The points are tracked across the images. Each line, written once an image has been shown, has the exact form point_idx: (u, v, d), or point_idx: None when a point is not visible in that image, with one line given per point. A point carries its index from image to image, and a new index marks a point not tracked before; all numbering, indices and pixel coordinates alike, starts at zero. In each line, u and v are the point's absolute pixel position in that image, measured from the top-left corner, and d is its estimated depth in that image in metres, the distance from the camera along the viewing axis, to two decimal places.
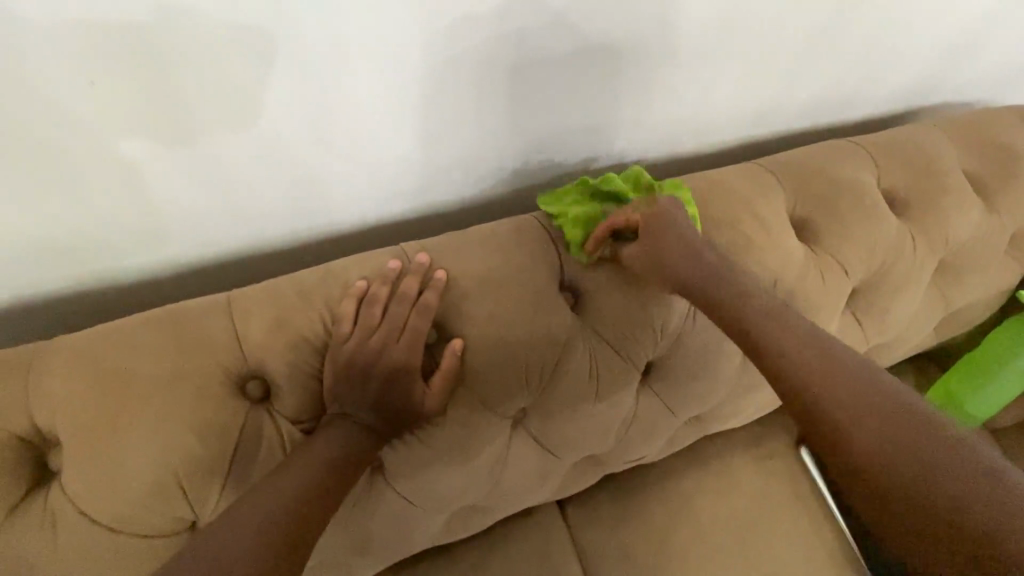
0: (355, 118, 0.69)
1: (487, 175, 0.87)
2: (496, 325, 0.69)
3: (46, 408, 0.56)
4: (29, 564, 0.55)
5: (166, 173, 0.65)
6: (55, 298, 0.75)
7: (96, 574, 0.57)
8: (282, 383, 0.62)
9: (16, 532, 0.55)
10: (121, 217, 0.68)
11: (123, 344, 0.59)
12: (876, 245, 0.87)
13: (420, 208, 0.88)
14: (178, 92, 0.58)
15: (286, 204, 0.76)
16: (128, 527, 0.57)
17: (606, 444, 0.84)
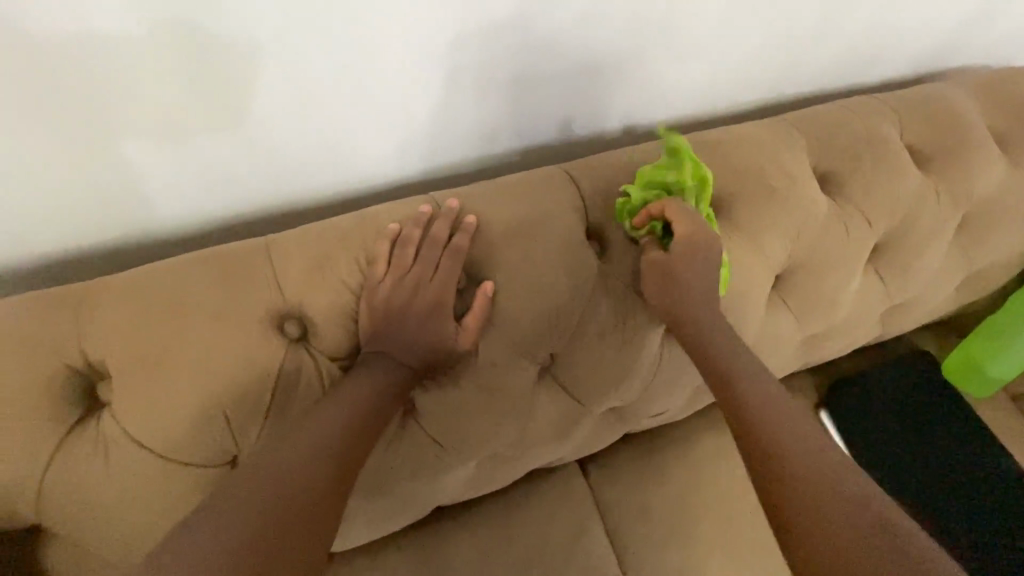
0: (357, 104, 0.71)
1: (497, 137, 0.86)
2: (526, 270, 0.70)
3: (97, 340, 0.58)
4: (85, 487, 0.58)
5: (141, 150, 0.65)
6: (71, 260, 0.75)
7: (150, 496, 0.60)
8: (320, 322, 0.64)
9: (71, 456, 0.57)
10: (127, 202, 0.71)
11: (168, 281, 0.60)
12: (899, 198, 0.87)
13: (431, 171, 0.87)
14: (178, 89, 0.60)
15: (270, 182, 0.76)
16: (177, 455, 0.60)
17: (631, 396, 0.85)
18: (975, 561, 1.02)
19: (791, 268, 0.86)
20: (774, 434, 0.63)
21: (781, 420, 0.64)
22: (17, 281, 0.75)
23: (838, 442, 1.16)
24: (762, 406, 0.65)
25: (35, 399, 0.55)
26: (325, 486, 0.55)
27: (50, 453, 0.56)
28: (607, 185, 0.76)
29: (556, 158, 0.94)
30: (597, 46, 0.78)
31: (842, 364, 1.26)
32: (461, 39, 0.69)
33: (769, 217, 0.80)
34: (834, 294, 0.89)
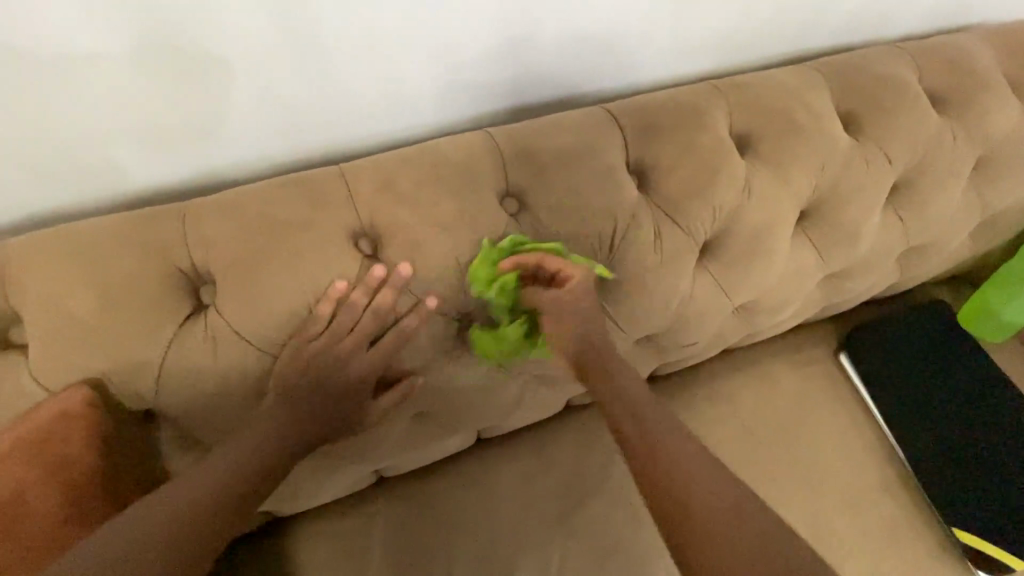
0: (370, 79, 0.78)
1: (520, 86, 0.88)
2: (572, 195, 0.77)
3: (202, 244, 0.65)
4: (195, 372, 0.65)
5: (145, 138, 0.74)
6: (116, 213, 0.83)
7: (249, 384, 0.68)
8: (388, 238, 0.71)
9: (185, 344, 0.64)
10: (129, 185, 0.79)
11: (262, 197, 0.68)
12: (917, 137, 0.92)
13: (456, 122, 0.91)
14: (153, 89, 0.68)
15: (271, 160, 0.84)
16: (273, 348, 0.68)
17: (665, 322, 0.90)
18: (987, 491, 1.08)
19: (814, 204, 0.91)
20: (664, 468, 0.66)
21: (670, 448, 0.67)
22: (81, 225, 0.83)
23: (859, 386, 1.21)
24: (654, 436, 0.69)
25: (153, 296, 0.63)
26: (295, 452, 0.69)
27: (168, 339, 0.64)
28: (645, 122, 0.82)
29: (582, 103, 0.96)
30: (632, 3, 0.83)
31: (859, 313, 1.31)
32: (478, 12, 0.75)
33: (795, 152, 0.86)
34: (855, 229, 0.94)
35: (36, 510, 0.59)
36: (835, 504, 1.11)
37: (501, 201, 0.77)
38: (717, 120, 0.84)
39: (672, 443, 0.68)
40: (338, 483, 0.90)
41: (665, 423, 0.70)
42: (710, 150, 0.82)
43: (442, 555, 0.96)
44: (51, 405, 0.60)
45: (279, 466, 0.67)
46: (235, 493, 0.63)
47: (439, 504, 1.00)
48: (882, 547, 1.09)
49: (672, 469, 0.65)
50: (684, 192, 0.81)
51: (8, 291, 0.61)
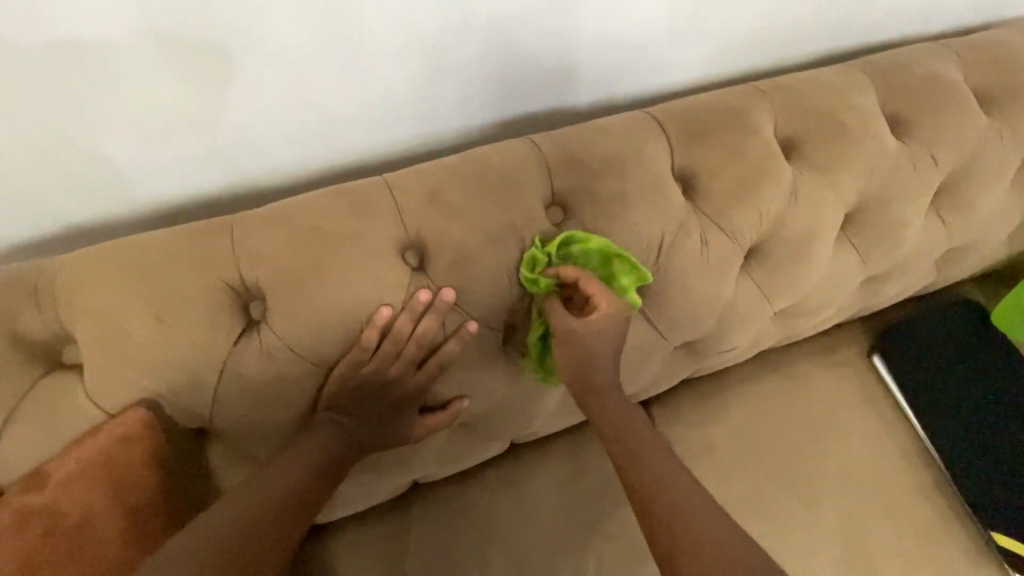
0: (407, 79, 0.77)
1: (557, 89, 0.87)
2: (619, 202, 0.75)
3: (251, 259, 0.64)
4: (248, 387, 0.65)
5: (164, 142, 0.72)
6: (141, 220, 0.80)
7: (299, 397, 0.68)
8: (435, 249, 0.69)
9: (238, 360, 0.64)
10: (151, 191, 0.77)
11: (309, 211, 0.67)
12: (965, 137, 0.90)
13: (490, 124, 0.89)
14: (163, 87, 0.66)
15: (300, 163, 0.82)
16: (325, 363, 0.67)
17: (707, 328, 0.88)
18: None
19: (858, 207, 0.90)
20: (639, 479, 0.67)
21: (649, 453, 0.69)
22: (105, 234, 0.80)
23: (894, 389, 1.20)
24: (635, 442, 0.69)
25: (205, 312, 0.62)
26: (334, 472, 0.68)
27: (223, 356, 0.63)
28: (690, 126, 0.80)
29: (618, 106, 0.95)
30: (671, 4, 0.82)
31: (892, 313, 1.30)
32: (516, 11, 0.75)
33: (841, 154, 0.84)
34: (898, 230, 0.93)
35: (101, 539, 0.57)
36: (876, 507, 1.08)
37: (546, 209, 0.75)
38: (762, 123, 0.82)
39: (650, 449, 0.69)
40: (376, 495, 0.88)
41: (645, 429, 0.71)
42: (756, 154, 0.80)
43: (478, 563, 0.92)
44: (111, 428, 0.59)
45: (318, 487, 0.66)
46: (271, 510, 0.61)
47: (473, 512, 0.97)
48: (924, 552, 1.06)
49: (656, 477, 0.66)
50: (730, 197, 0.80)
51: (59, 307, 0.61)
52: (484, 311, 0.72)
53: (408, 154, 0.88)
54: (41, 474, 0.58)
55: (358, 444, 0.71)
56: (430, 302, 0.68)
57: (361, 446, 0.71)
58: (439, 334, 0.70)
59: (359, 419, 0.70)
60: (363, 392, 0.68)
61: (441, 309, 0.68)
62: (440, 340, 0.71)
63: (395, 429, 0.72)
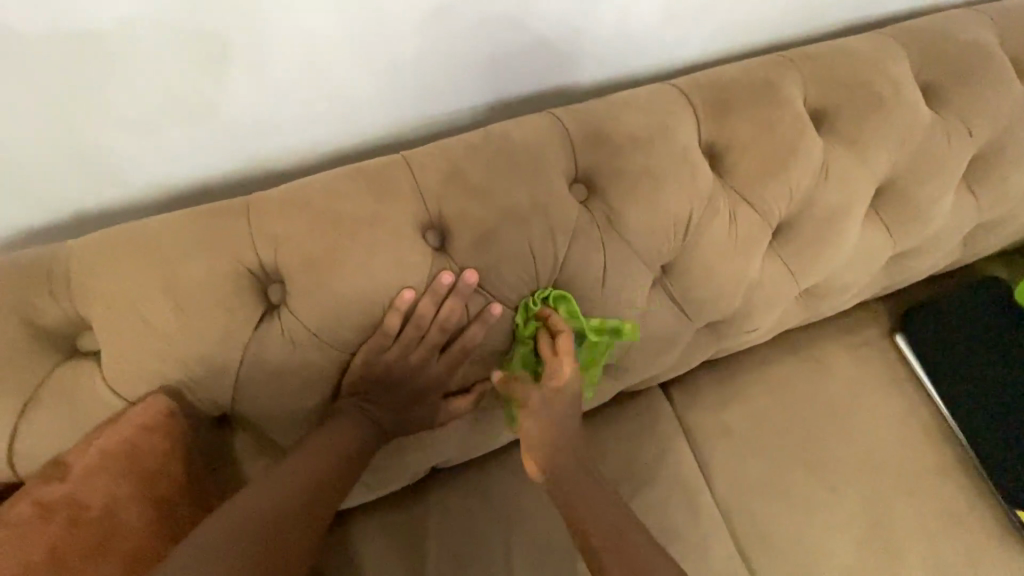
0: (424, 55, 0.74)
1: (576, 62, 0.83)
2: (646, 178, 0.72)
3: (269, 242, 0.62)
4: (272, 374, 0.63)
5: (170, 126, 0.69)
6: (148, 205, 0.78)
7: (321, 383, 0.66)
8: (457, 229, 0.67)
9: (259, 347, 0.62)
10: (158, 175, 0.74)
11: (329, 191, 0.64)
12: (1001, 106, 0.87)
13: (506, 99, 0.85)
14: (172, 73, 0.63)
15: (310, 145, 0.79)
16: (348, 348, 0.65)
17: (732, 308, 0.86)
18: None
19: (889, 181, 0.87)
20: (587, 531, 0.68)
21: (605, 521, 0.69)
22: (112, 220, 0.78)
23: (917, 367, 1.18)
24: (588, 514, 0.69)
25: (224, 298, 0.60)
26: (361, 457, 0.66)
27: (244, 342, 0.61)
28: (718, 99, 0.77)
29: (638, 79, 0.91)
30: None
31: (914, 291, 1.27)
32: None
33: (873, 126, 0.81)
34: (928, 206, 0.90)
35: (124, 531, 0.55)
36: (899, 489, 1.06)
37: (570, 186, 0.73)
38: (792, 95, 0.79)
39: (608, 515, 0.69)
40: (400, 481, 0.87)
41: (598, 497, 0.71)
42: (787, 125, 0.77)
43: (500, 549, 0.91)
44: (132, 417, 0.58)
45: (346, 474, 0.65)
46: (299, 498, 0.59)
47: (493, 497, 0.95)
48: (949, 533, 1.04)
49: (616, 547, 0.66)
50: (759, 172, 0.77)
51: (74, 294, 0.59)
52: (508, 293, 0.69)
53: (421, 133, 0.85)
54: (61, 464, 0.57)
55: (383, 430, 0.69)
56: (453, 284, 0.66)
57: (386, 431, 0.69)
58: (463, 318, 0.68)
59: (384, 404, 0.68)
60: (386, 377, 0.67)
61: (465, 291, 0.66)
62: (463, 324, 0.68)
63: (421, 414, 0.71)
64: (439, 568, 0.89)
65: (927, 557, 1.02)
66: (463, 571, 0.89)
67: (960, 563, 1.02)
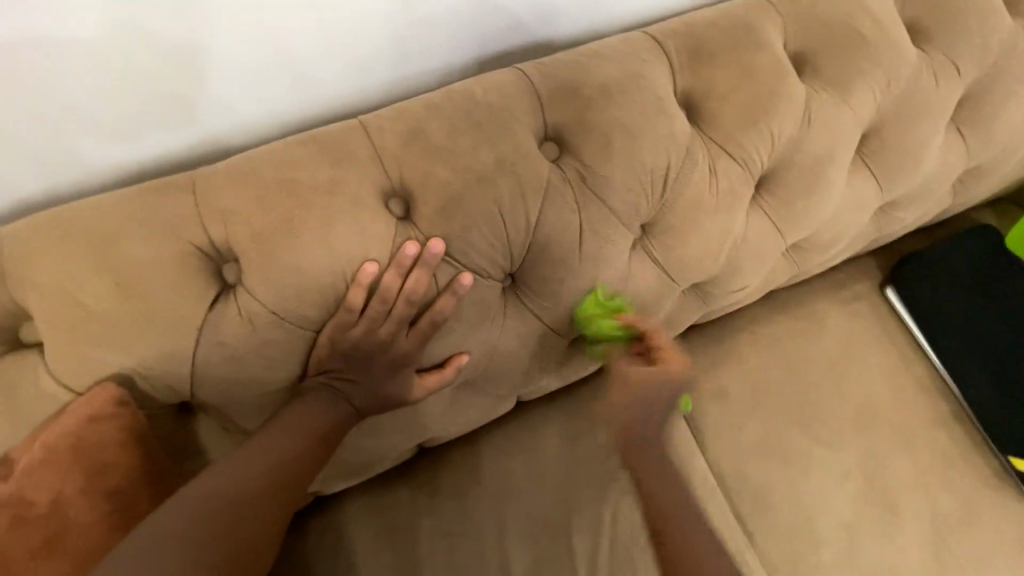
0: (381, 8, 0.67)
1: (545, 13, 0.77)
2: (621, 132, 0.68)
3: (219, 219, 0.58)
4: (233, 356, 0.60)
5: (105, 93, 0.61)
6: (86, 190, 0.70)
7: (287, 362, 0.63)
8: (421, 195, 0.63)
9: (217, 328, 0.59)
10: (93, 154, 0.66)
11: (280, 160, 0.60)
12: (989, 41, 0.83)
13: (474, 59, 0.79)
14: (103, 30, 0.57)
15: (266, 115, 0.72)
16: (312, 325, 0.62)
17: (717, 267, 0.83)
18: None
19: (874, 126, 0.83)
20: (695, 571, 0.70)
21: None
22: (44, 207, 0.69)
23: (906, 318, 1.16)
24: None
25: (173, 279, 0.57)
26: (329, 439, 0.64)
27: (198, 324, 0.58)
28: (693, 46, 0.73)
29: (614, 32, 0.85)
30: None
31: (905, 243, 1.24)
32: None
33: (858, 67, 0.77)
34: (916, 151, 0.87)
35: (77, 525, 0.53)
36: (893, 442, 1.05)
37: (540, 145, 0.69)
38: (772, 38, 0.75)
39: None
40: (382, 462, 0.85)
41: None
42: (767, 70, 0.73)
43: (492, 523, 0.90)
44: (78, 408, 0.55)
45: (316, 458, 0.63)
46: (264, 483, 0.57)
47: (483, 473, 0.93)
48: (944, 482, 1.04)
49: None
50: (740, 122, 0.73)
51: (13, 282, 0.56)
52: (480, 260, 0.66)
53: (387, 98, 0.78)
54: (6, 461, 0.53)
55: (355, 409, 0.67)
56: (419, 255, 0.62)
57: (359, 410, 0.67)
58: (431, 289, 0.64)
59: (356, 382, 0.65)
60: (355, 354, 0.64)
61: (431, 263, 0.62)
62: (432, 296, 0.65)
63: (394, 391, 0.68)
64: (431, 546, 0.88)
65: (923, 507, 1.02)
66: (456, 547, 0.88)
67: (956, 511, 1.02)
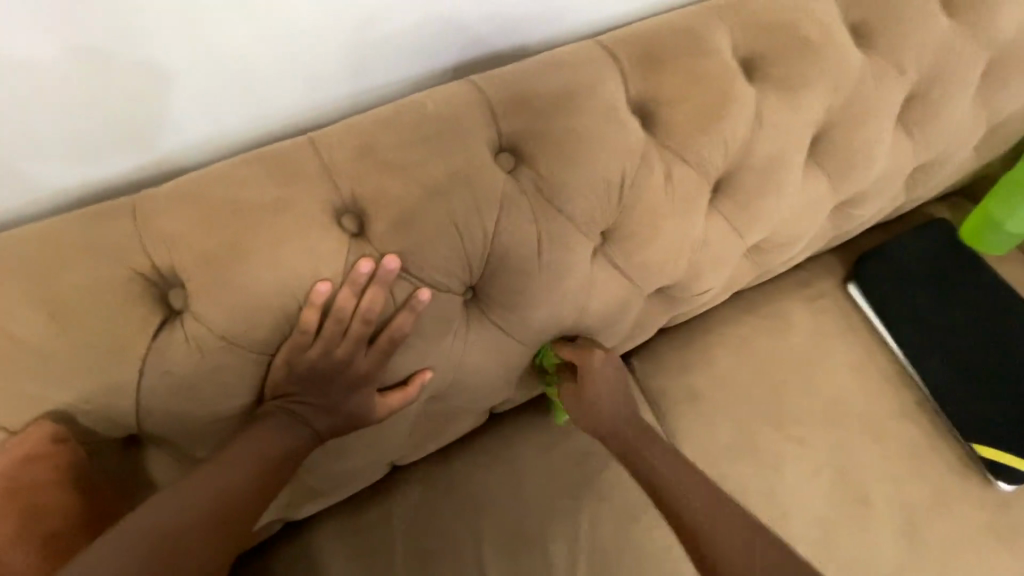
0: (332, 20, 0.66)
1: (497, 26, 0.78)
2: (575, 141, 0.68)
3: (162, 244, 0.56)
4: (183, 384, 0.58)
5: (41, 114, 0.59)
6: (28, 216, 0.67)
7: (240, 388, 0.61)
8: (374, 211, 0.62)
9: (163, 356, 0.57)
10: (31, 177, 0.63)
11: (227, 181, 0.59)
12: (929, 43, 0.86)
13: (430, 71, 0.78)
14: (32, 48, 0.54)
15: (216, 131, 0.69)
16: (266, 349, 0.60)
17: (679, 270, 0.83)
18: (997, 402, 1.09)
19: (825, 127, 0.85)
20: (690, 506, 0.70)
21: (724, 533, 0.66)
22: None
23: (869, 313, 1.18)
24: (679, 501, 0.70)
25: (113, 307, 0.55)
26: (284, 465, 0.62)
27: (143, 354, 0.56)
28: (644, 53, 0.74)
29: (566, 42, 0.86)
30: None
31: (864, 239, 1.27)
32: None
33: (805, 70, 0.79)
34: (866, 151, 0.89)
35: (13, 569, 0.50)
36: (862, 434, 1.07)
37: (495, 156, 0.68)
38: (721, 45, 0.76)
39: (734, 518, 0.67)
40: (350, 484, 0.82)
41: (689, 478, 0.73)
42: (718, 76, 0.74)
43: (467, 539, 0.88)
44: (10, 450, 0.52)
45: (271, 486, 0.61)
46: (215, 514, 0.55)
47: (457, 488, 0.92)
48: (913, 471, 1.06)
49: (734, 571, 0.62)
50: (693, 127, 0.74)
51: None
52: (438, 274, 0.65)
53: (343, 111, 0.77)
54: None
55: (316, 433, 0.65)
56: (373, 273, 0.61)
57: (320, 433, 0.66)
58: (388, 306, 0.63)
59: (315, 405, 0.64)
60: (311, 376, 0.62)
61: (386, 280, 0.61)
62: (390, 313, 0.64)
63: (355, 411, 0.67)
64: (406, 567, 0.85)
65: (894, 497, 1.03)
66: (431, 566, 0.86)
67: (925, 500, 1.04)
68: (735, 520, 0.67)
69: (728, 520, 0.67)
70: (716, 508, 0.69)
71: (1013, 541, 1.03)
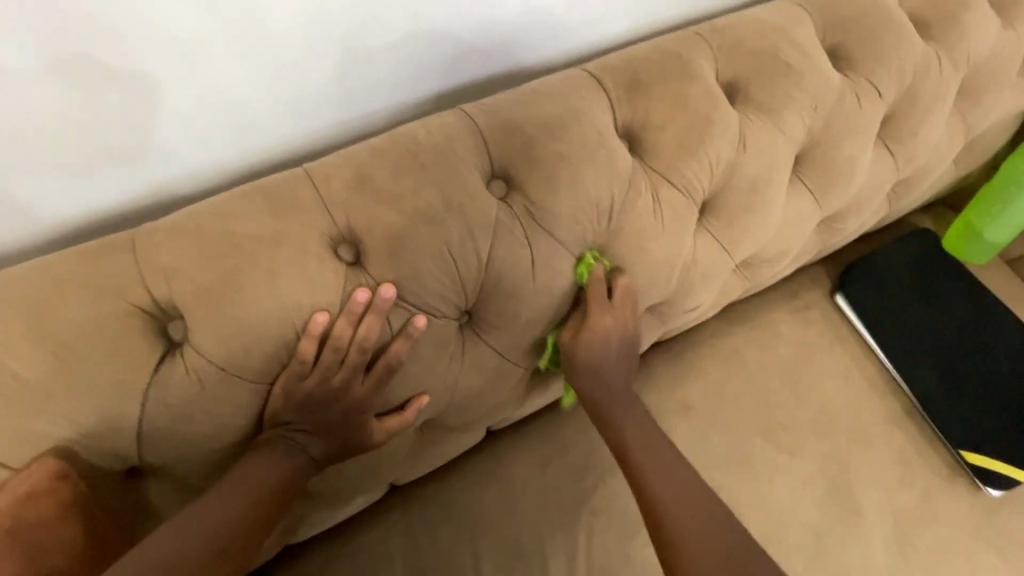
0: (324, 54, 0.68)
1: (484, 57, 0.80)
2: (564, 167, 0.70)
3: (162, 279, 0.57)
4: (183, 415, 0.59)
5: (47, 158, 0.61)
6: (33, 251, 0.68)
7: (240, 417, 0.62)
8: (370, 241, 0.63)
9: (164, 389, 0.57)
10: (38, 216, 0.65)
11: (225, 214, 0.60)
12: (905, 63, 0.89)
13: (421, 100, 0.81)
14: (37, 98, 0.56)
15: (213, 164, 0.71)
16: (264, 378, 0.61)
17: (669, 289, 0.85)
18: (981, 409, 1.11)
19: (807, 146, 0.88)
20: (661, 483, 0.73)
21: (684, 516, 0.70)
22: None
23: (856, 323, 1.20)
24: (650, 477, 0.73)
25: (114, 342, 0.55)
26: (282, 493, 0.63)
27: (144, 387, 0.57)
28: (630, 79, 0.76)
29: (551, 68, 0.89)
30: None
31: (850, 250, 1.30)
32: None
33: (787, 93, 0.81)
34: (848, 168, 0.92)
35: None
36: (851, 443, 1.09)
37: (487, 183, 0.70)
38: (704, 70, 0.78)
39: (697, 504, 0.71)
40: (348, 506, 0.83)
41: (667, 459, 0.75)
42: (702, 98, 0.77)
43: (465, 558, 0.88)
44: (14, 487, 0.53)
45: (269, 514, 0.62)
46: (212, 545, 0.56)
47: (455, 507, 0.93)
48: (903, 480, 1.07)
49: (682, 547, 0.67)
50: (679, 151, 0.76)
51: None
52: (433, 300, 0.66)
53: (336, 139, 0.79)
54: None
55: (314, 459, 0.66)
56: (370, 301, 0.62)
57: (318, 459, 0.66)
58: (385, 334, 0.65)
59: (312, 432, 0.65)
60: (310, 405, 0.63)
61: (382, 308, 0.62)
62: (386, 340, 0.65)
63: (352, 437, 0.67)
64: None
65: (884, 505, 1.05)
66: None
67: (915, 506, 1.06)
68: (690, 492, 0.72)
69: (684, 489, 0.72)
70: (685, 492, 0.72)
71: (1000, 545, 1.05)
